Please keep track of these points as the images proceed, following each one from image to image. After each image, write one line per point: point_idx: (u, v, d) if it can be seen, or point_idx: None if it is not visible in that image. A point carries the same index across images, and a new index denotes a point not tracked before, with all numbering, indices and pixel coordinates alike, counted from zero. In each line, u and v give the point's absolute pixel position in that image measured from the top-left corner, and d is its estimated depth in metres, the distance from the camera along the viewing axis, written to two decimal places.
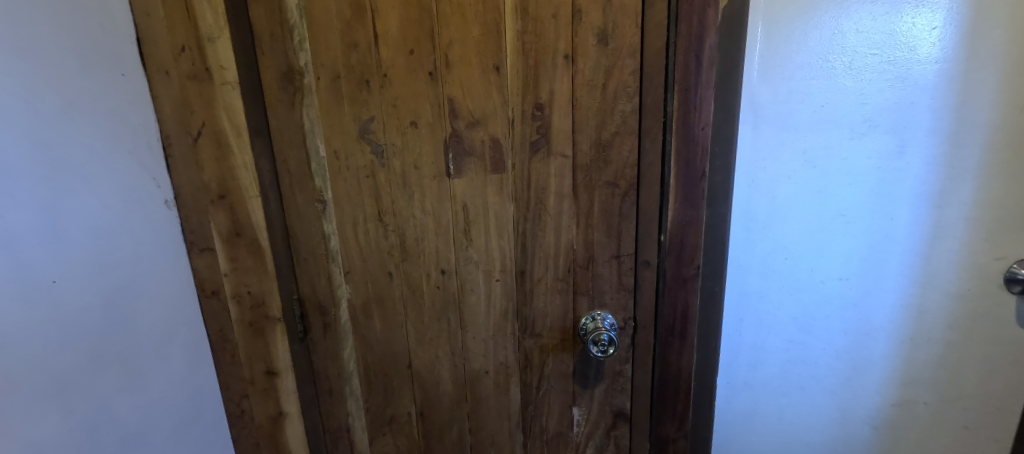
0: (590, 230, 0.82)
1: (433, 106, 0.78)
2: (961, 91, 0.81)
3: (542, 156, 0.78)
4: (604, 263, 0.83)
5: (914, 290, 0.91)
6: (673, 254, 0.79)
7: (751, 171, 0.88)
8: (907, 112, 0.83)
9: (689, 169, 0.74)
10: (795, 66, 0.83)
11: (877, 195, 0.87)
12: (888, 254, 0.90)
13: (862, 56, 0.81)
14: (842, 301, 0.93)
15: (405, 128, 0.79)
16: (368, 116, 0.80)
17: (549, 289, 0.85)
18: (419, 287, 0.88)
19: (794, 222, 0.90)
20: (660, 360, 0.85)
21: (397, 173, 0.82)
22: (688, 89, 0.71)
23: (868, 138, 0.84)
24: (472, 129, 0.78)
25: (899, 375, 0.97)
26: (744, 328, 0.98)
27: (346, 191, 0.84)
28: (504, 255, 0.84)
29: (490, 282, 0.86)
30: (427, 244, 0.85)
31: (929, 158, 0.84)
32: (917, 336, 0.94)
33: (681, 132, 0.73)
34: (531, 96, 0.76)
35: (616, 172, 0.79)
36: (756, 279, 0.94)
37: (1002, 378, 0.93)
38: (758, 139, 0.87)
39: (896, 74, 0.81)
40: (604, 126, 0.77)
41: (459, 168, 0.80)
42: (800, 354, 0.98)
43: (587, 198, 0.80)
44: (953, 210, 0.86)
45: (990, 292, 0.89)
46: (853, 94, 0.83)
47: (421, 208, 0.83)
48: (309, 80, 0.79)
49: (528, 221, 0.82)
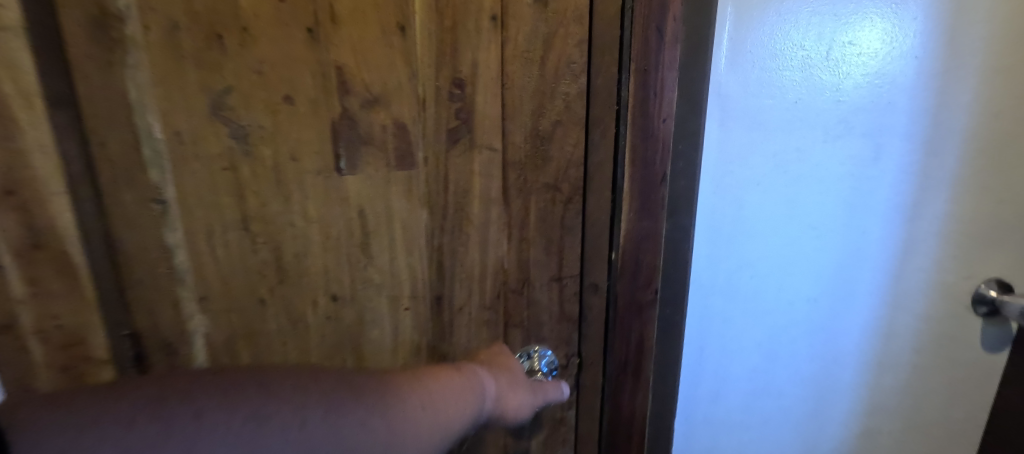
0: (526, 246, 0.64)
1: (314, 73, 0.57)
2: (939, 92, 0.72)
3: (462, 148, 0.59)
4: (542, 287, 0.66)
5: (883, 311, 0.83)
6: (627, 276, 0.65)
7: (718, 176, 0.73)
8: (884, 114, 0.73)
9: (648, 171, 0.61)
10: (768, 50, 0.69)
11: (850, 206, 0.77)
12: (858, 272, 0.80)
13: (839, 45, 0.70)
14: (810, 325, 0.83)
15: (278, 104, 0.58)
16: (222, 86, 0.57)
17: (473, 320, 0.67)
18: (302, 318, 0.67)
19: (763, 235, 0.77)
20: (610, 403, 0.72)
21: (266, 166, 0.60)
22: (647, 71, 0.58)
23: (843, 141, 0.74)
24: (369, 111, 0.58)
25: (865, 403, 0.88)
26: (706, 357, 0.84)
27: (195, 189, 0.61)
28: (415, 278, 0.64)
29: (397, 312, 0.66)
30: (312, 262, 0.64)
31: (904, 166, 0.75)
32: (884, 360, 0.86)
33: (638, 125, 0.59)
34: (447, 68, 0.57)
35: (558, 171, 0.61)
36: (718, 299, 0.80)
37: (959, 403, 0.88)
38: (726, 138, 0.72)
39: (874, 69, 0.71)
40: (543, 112, 0.59)
41: (352, 161, 0.60)
42: (765, 384, 0.86)
43: (520, 204, 0.62)
44: (924, 224, 0.78)
45: (958, 313, 0.83)
46: (829, 89, 0.72)
47: (301, 214, 0.62)
48: (133, 29, 0.55)
49: (446, 233, 0.62)
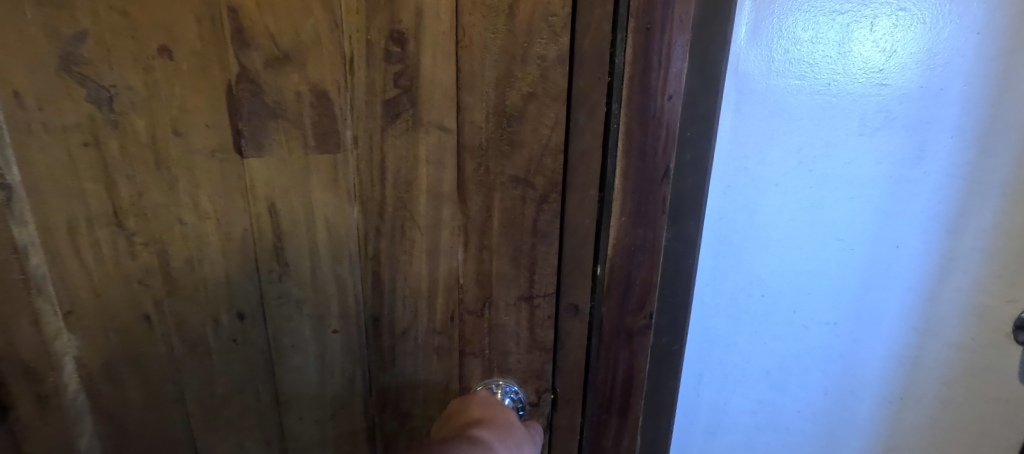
0: (488, 256, 0.49)
1: (199, 15, 0.41)
2: (1004, 76, 0.55)
3: (404, 126, 0.45)
4: (508, 309, 0.51)
5: (912, 340, 0.69)
6: (613, 296, 0.51)
7: (730, 174, 0.62)
8: (933, 100, 0.57)
9: (645, 164, 0.47)
10: (797, 20, 0.56)
11: (882, 214, 0.63)
12: (886, 293, 0.67)
13: (885, 14, 0.55)
14: (825, 351, 0.71)
15: (152, 57, 0.42)
16: (75, 29, 0.40)
17: (420, 348, 0.52)
18: (202, 341, 0.52)
19: (778, 246, 0.65)
20: (589, 445, 0.59)
21: (138, 143, 0.45)
22: (651, 33, 0.42)
23: (881, 135, 0.59)
24: (278, 71, 0.43)
25: (883, 439, 0.76)
26: (704, 385, 0.74)
27: (46, 174, 0.44)
28: (346, 293, 0.50)
29: (323, 335, 0.52)
30: (209, 270, 0.49)
31: (952, 165, 0.59)
32: (908, 395, 0.72)
33: (635, 103, 0.44)
34: (382, 15, 0.42)
35: (532, 160, 0.47)
36: (724, 321, 0.69)
37: (991, 441, 0.74)
38: (741, 130, 0.60)
39: (924, 46, 0.56)
40: (511, 82, 0.44)
41: (258, 139, 0.45)
42: (769, 418, 0.76)
43: (480, 203, 0.48)
44: (971, 239, 0.62)
45: (995, 342, 0.67)
46: (868, 69, 0.57)
47: (191, 208, 0.47)
48: None
49: (385, 237, 0.48)
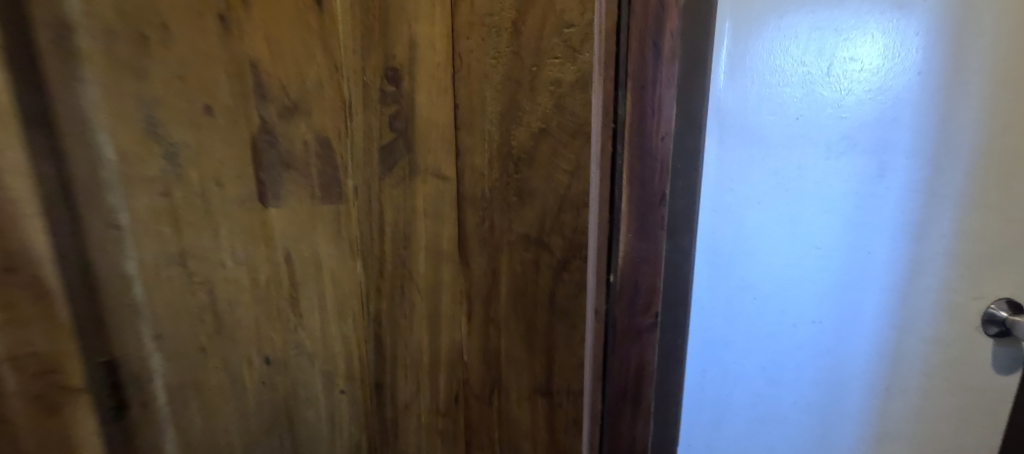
0: (495, 330, 0.41)
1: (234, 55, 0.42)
2: (947, 105, 0.71)
3: (401, 174, 0.40)
4: (519, 403, 0.42)
5: (893, 335, 0.81)
6: (619, 337, 0.46)
7: (717, 195, 0.75)
8: (887, 130, 0.72)
9: (645, 193, 0.42)
10: (766, 63, 0.71)
11: (853, 224, 0.76)
12: (863, 288, 0.79)
13: (840, 61, 0.71)
14: (817, 346, 0.82)
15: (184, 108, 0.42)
16: (148, 98, 0.41)
17: (423, 427, 0.46)
18: (242, 384, 0.50)
19: (766, 252, 0.78)
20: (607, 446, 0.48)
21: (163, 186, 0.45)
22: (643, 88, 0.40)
23: (845, 158, 0.74)
24: (288, 122, 0.41)
25: (878, 412, 0.86)
26: (708, 383, 0.84)
27: (147, 216, 0.44)
28: (352, 352, 0.46)
29: (332, 393, 0.48)
30: (245, 314, 0.47)
31: (908, 185, 0.74)
32: (895, 385, 0.84)
33: (637, 149, 0.40)
34: (376, 53, 0.38)
35: (546, 214, 0.37)
36: (724, 260, 0.77)
37: (970, 435, 0.85)
38: (726, 157, 0.74)
39: (876, 85, 0.71)
40: (516, 120, 0.36)
41: (273, 189, 0.43)
42: (768, 410, 0.85)
43: (485, 265, 0.40)
44: (934, 242, 0.77)
45: (965, 334, 0.80)
46: (830, 105, 0.72)
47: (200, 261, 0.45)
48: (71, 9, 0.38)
49: (385, 295, 0.43)
